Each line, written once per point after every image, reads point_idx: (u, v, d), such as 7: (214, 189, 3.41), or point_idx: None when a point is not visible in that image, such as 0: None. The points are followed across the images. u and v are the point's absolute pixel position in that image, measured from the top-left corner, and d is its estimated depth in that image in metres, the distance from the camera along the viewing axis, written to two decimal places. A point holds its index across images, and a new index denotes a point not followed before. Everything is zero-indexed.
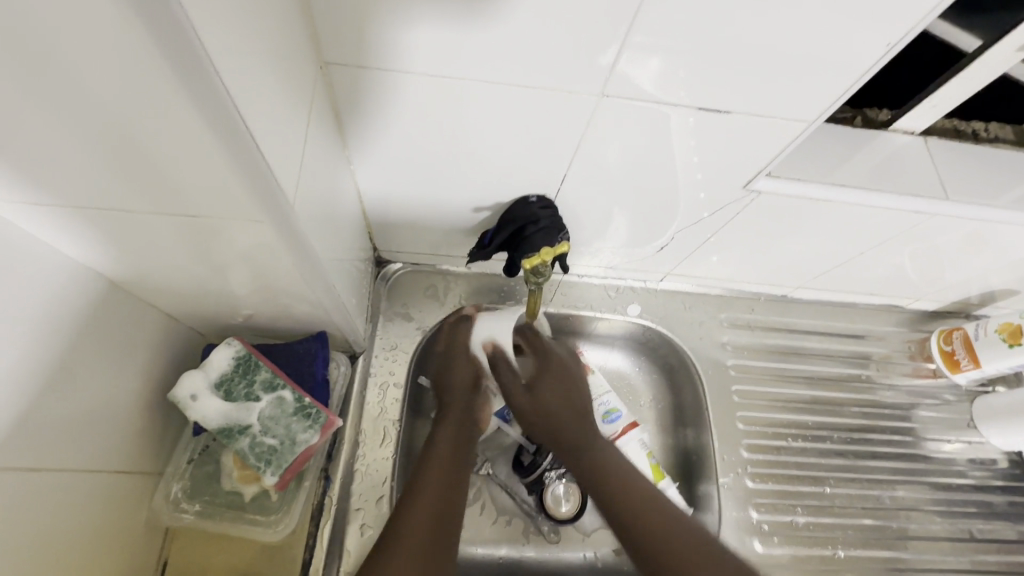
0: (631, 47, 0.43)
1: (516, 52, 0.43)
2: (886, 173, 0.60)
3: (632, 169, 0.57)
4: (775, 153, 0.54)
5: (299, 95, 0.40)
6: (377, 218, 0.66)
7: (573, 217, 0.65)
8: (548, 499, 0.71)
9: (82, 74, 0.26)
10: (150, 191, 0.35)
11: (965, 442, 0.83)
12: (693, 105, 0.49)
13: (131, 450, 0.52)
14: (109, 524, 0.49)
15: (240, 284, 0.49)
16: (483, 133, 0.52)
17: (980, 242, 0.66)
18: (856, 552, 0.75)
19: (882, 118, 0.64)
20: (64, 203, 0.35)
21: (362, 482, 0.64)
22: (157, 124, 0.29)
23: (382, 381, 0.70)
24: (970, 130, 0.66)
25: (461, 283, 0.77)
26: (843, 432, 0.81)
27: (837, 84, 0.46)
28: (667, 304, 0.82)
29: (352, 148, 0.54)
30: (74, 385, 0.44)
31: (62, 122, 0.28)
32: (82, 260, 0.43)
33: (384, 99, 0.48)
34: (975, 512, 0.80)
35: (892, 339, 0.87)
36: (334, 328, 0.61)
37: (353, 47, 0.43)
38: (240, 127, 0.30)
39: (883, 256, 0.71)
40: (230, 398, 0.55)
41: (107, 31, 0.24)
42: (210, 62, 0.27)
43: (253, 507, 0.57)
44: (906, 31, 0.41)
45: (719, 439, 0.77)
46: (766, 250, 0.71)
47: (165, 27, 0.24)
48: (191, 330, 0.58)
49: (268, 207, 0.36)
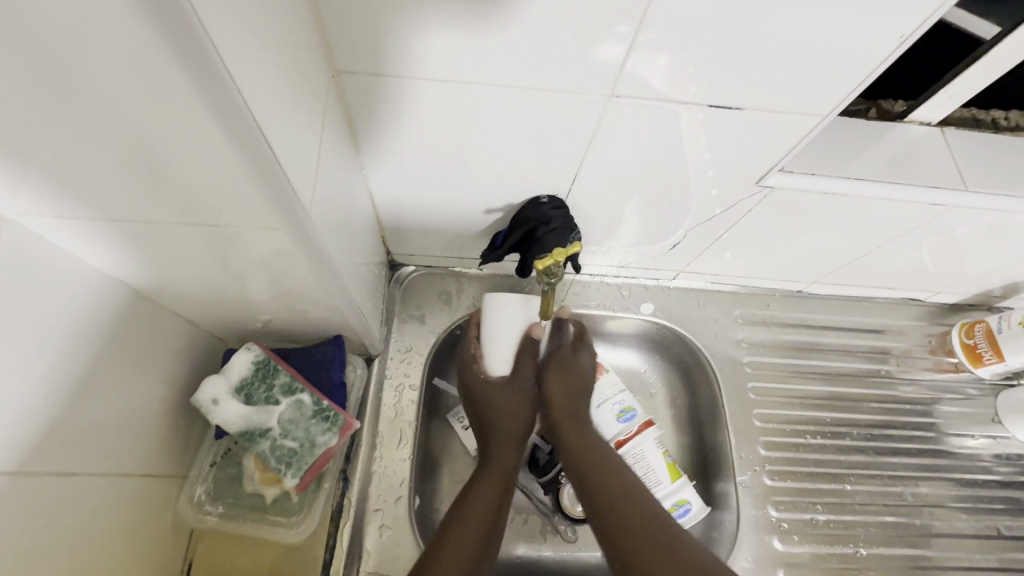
0: (642, 46, 0.42)
1: (527, 55, 0.43)
2: (904, 165, 0.60)
3: (644, 166, 0.57)
4: (787, 147, 0.54)
5: (312, 103, 0.40)
6: (390, 222, 0.67)
7: (586, 217, 0.66)
8: (565, 499, 0.73)
9: (105, 93, 0.27)
10: (169, 201, 0.35)
11: (989, 437, 0.81)
12: (703, 102, 0.48)
13: (156, 455, 0.53)
14: (136, 527, 0.51)
15: (259, 290, 0.49)
16: (494, 136, 0.52)
17: (1003, 233, 0.65)
18: (879, 550, 0.74)
19: (898, 109, 0.63)
20: (87, 216, 0.37)
21: (380, 483, 0.64)
22: (178, 136, 0.30)
23: (399, 383, 0.70)
24: (989, 119, 0.65)
25: (475, 285, 0.77)
26: (863, 428, 0.80)
27: (849, 76, 0.45)
28: (681, 301, 0.81)
29: (364, 154, 0.55)
30: (101, 391, 0.45)
31: (86, 139, 0.30)
32: (105, 271, 0.44)
33: (397, 105, 0.49)
34: (1001, 508, 0.78)
35: (912, 333, 0.85)
36: (350, 332, 0.61)
37: (365, 55, 0.44)
38: (258, 137, 0.31)
39: (902, 249, 0.70)
40: (250, 401, 0.56)
41: (130, 49, 0.25)
42: (229, 75, 0.28)
43: (274, 508, 0.58)
44: (919, 23, 0.40)
45: (736, 437, 0.76)
46: (780, 246, 0.71)
47: (185, 43, 0.25)
48: (211, 335, 0.59)
49: (286, 215, 0.37)
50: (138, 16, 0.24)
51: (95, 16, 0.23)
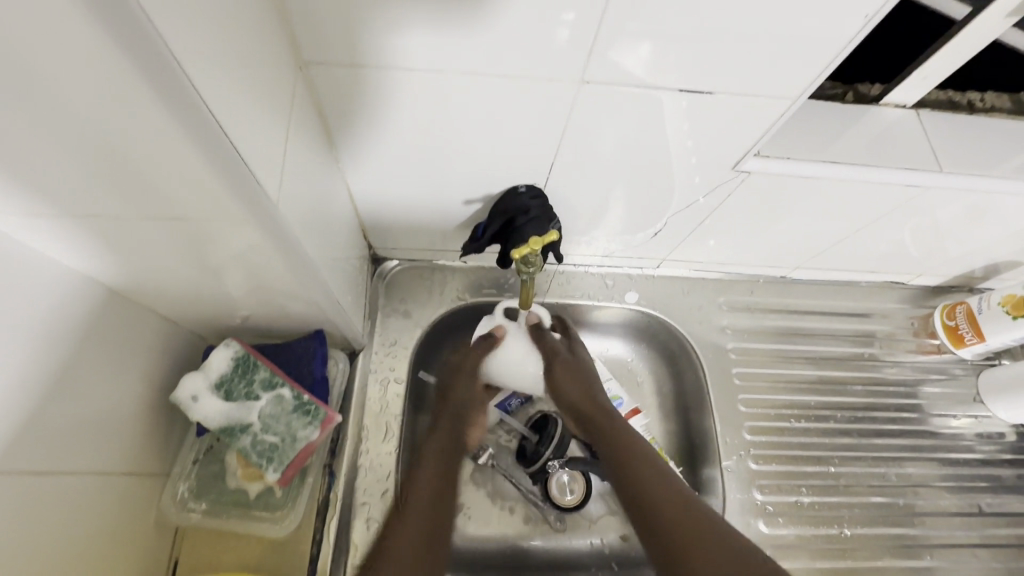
0: (615, 31, 0.42)
1: (497, 44, 0.43)
2: (880, 148, 0.60)
3: (623, 153, 0.57)
4: (761, 132, 0.54)
5: (277, 93, 0.40)
6: (371, 217, 0.67)
7: (568, 206, 0.65)
8: (554, 489, 0.72)
9: (60, 95, 0.26)
10: (136, 198, 0.35)
11: (972, 417, 0.82)
12: (679, 87, 0.48)
13: (136, 453, 0.53)
14: (119, 526, 0.50)
15: (236, 286, 0.49)
16: (470, 125, 0.52)
17: (980, 214, 0.65)
18: (863, 530, 0.75)
19: (875, 93, 0.63)
20: (52, 215, 0.36)
21: (366, 477, 0.65)
22: (139, 135, 0.30)
23: (383, 377, 0.70)
24: (964, 100, 0.65)
25: (459, 277, 0.77)
26: (847, 411, 0.81)
27: (820, 57, 0.45)
28: (665, 290, 0.82)
29: (340, 147, 0.55)
30: (76, 390, 0.45)
31: (44, 140, 0.29)
32: (75, 271, 0.43)
33: (373, 96, 0.48)
34: (983, 486, 0.79)
35: (895, 316, 0.86)
36: (332, 326, 0.61)
37: (335, 46, 0.43)
38: (217, 129, 0.31)
39: (882, 232, 0.70)
40: (230, 398, 0.56)
41: (80, 50, 0.24)
42: (181, 69, 0.27)
43: (258, 504, 0.58)
44: (884, 2, 0.40)
45: (722, 422, 0.77)
46: (761, 232, 0.71)
47: (135, 40, 0.25)
48: (190, 332, 0.59)
49: (255, 208, 0.37)
50: (86, 14, 0.23)
51: (42, 18, 0.23)
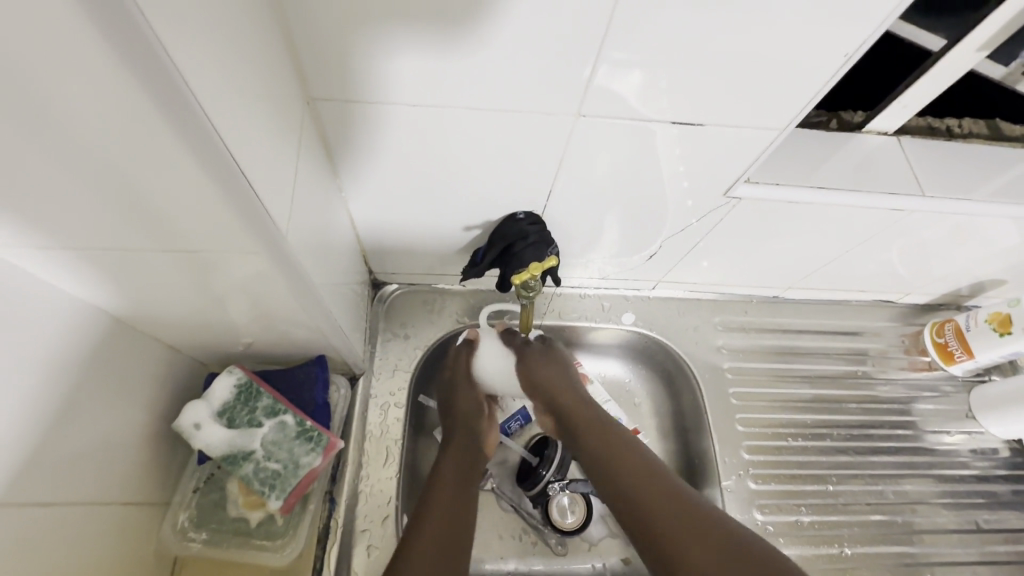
0: (614, 64, 0.44)
1: (497, 78, 0.45)
2: (865, 172, 0.62)
3: (618, 180, 0.58)
4: (752, 159, 0.56)
5: (287, 127, 0.41)
6: (371, 243, 0.68)
7: (564, 230, 0.67)
8: (554, 512, 0.72)
9: (81, 132, 0.28)
10: (145, 229, 0.36)
11: (965, 433, 0.83)
12: (670, 119, 0.50)
13: (137, 483, 0.53)
14: (121, 557, 0.50)
15: (240, 313, 0.50)
16: (471, 154, 0.53)
17: (965, 235, 0.68)
18: (865, 549, 0.75)
19: (858, 120, 0.66)
20: (66, 248, 0.37)
21: (367, 502, 0.65)
22: (158, 171, 0.31)
23: (384, 402, 0.71)
24: (944, 126, 0.68)
25: (457, 300, 0.78)
26: (843, 429, 0.82)
27: (803, 90, 0.48)
28: (660, 311, 0.83)
29: (344, 178, 0.56)
30: (81, 418, 0.45)
31: (64, 176, 0.30)
32: (82, 301, 0.44)
33: (375, 129, 0.50)
34: (980, 502, 0.80)
35: (886, 333, 0.88)
36: (333, 352, 0.62)
37: (337, 83, 0.45)
38: (233, 168, 0.32)
39: (870, 253, 0.72)
40: (233, 425, 0.56)
41: (112, 97, 0.26)
42: (204, 114, 0.29)
43: (259, 532, 0.58)
44: (861, 41, 0.43)
45: (720, 442, 0.77)
46: (754, 253, 0.73)
47: (166, 90, 0.27)
48: (192, 360, 0.59)
49: (261, 236, 0.38)
50: (112, 58, 0.25)
51: (77, 70, 0.25)
